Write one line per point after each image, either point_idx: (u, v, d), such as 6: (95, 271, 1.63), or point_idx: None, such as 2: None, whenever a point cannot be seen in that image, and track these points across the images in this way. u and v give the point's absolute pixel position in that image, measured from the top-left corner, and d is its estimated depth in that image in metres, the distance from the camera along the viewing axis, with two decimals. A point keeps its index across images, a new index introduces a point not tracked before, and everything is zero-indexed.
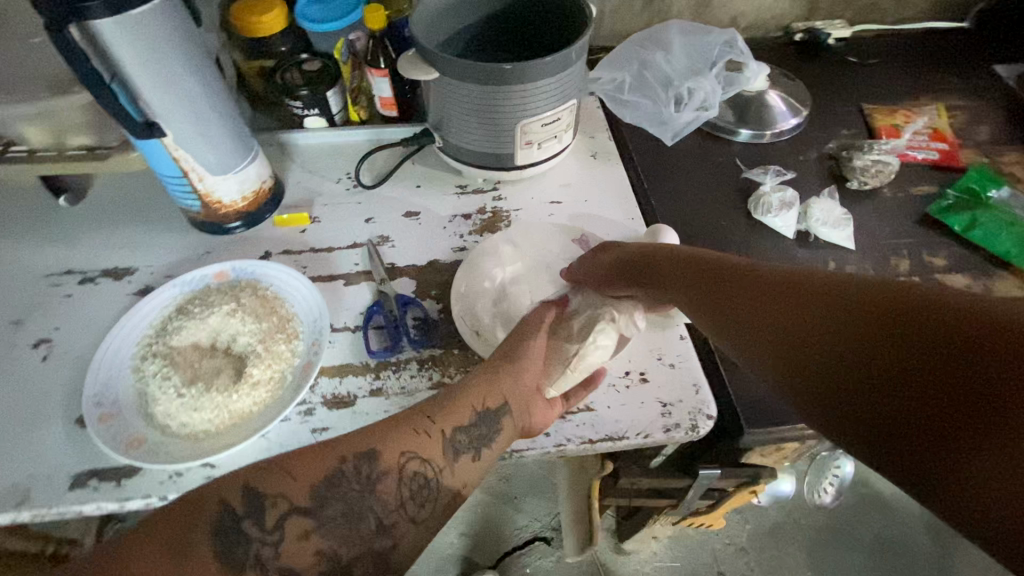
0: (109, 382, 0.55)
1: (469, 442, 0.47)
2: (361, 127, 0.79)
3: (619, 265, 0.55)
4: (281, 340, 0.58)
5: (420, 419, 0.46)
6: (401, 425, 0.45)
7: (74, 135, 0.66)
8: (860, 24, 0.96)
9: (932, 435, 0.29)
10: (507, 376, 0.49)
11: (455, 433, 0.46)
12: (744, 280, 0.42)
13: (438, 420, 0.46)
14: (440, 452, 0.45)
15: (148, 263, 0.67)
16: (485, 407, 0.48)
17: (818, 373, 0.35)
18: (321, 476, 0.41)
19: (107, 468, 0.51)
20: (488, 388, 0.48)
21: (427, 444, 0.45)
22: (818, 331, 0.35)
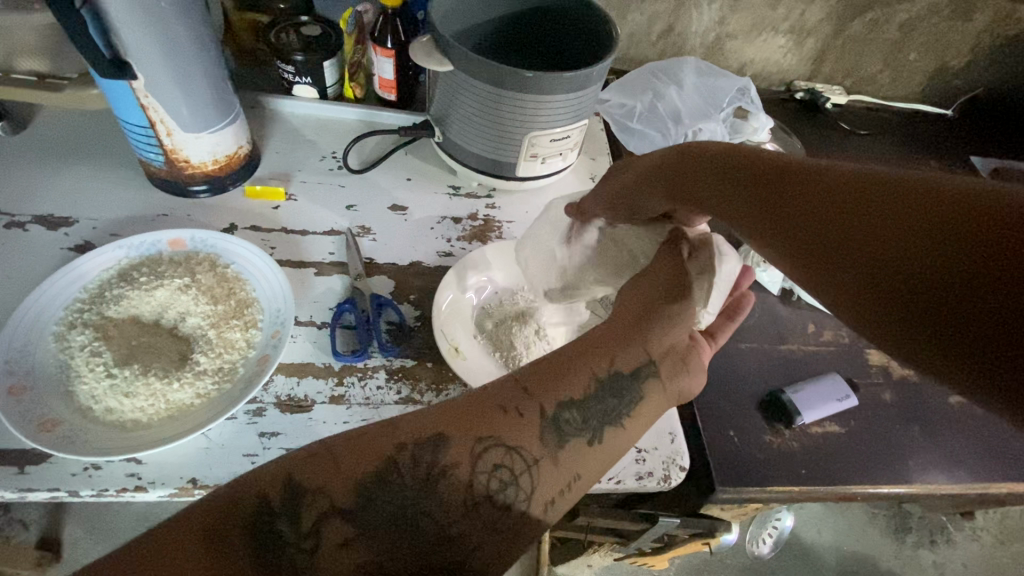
0: (25, 348, 0.47)
1: (580, 422, 0.41)
2: (354, 105, 0.74)
3: (628, 189, 0.50)
4: (237, 327, 0.52)
5: (510, 397, 0.40)
6: (476, 408, 0.39)
7: (25, 58, 0.57)
8: (855, 94, 0.99)
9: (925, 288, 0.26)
10: (652, 334, 0.46)
11: (558, 411, 0.41)
12: (743, 173, 0.39)
13: (538, 396, 0.41)
14: (538, 437, 0.39)
15: (93, 216, 0.59)
16: (608, 372, 0.44)
17: (820, 251, 0.31)
18: (372, 469, 0.35)
19: (10, 451, 0.44)
20: (620, 351, 0.45)
21: (521, 425, 0.39)
22: (820, 211, 0.32)
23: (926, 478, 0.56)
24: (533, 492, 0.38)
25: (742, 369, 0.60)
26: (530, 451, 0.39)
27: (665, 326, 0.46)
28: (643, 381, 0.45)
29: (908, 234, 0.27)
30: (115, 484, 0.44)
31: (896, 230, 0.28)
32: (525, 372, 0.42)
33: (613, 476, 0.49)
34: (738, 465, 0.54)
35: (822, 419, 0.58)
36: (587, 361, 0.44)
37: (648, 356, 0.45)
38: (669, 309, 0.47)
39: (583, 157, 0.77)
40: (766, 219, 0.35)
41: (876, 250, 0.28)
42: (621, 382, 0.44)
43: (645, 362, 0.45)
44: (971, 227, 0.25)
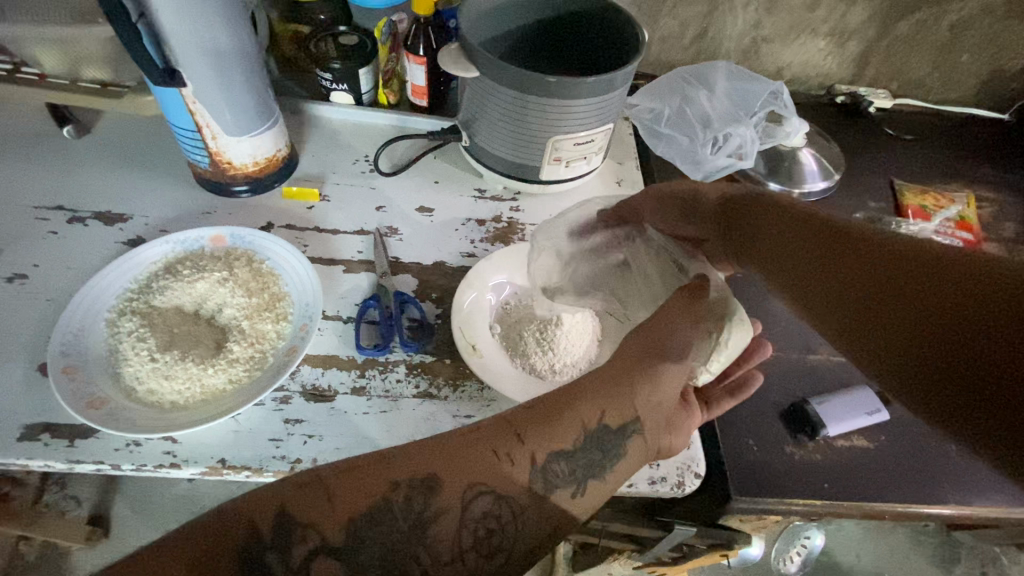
0: (80, 332, 0.52)
1: (567, 473, 0.43)
2: (387, 110, 0.77)
3: (686, 200, 0.54)
4: (268, 319, 0.55)
5: (503, 442, 0.42)
6: (472, 451, 0.41)
7: (90, 67, 0.63)
8: (901, 98, 0.95)
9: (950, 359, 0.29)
10: (642, 384, 0.47)
11: (548, 462, 0.42)
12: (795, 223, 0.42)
13: (529, 444, 0.42)
14: (524, 486, 0.41)
15: (145, 213, 0.64)
16: (597, 426, 0.45)
17: (853, 311, 0.34)
18: (366, 501, 0.37)
19: (62, 425, 0.48)
20: (611, 404, 0.45)
21: (511, 473, 0.41)
22: (854, 274, 0.35)
23: (961, 499, 0.53)
24: (515, 541, 0.40)
25: (765, 378, 0.59)
26: (516, 500, 0.40)
27: (654, 378, 0.47)
28: (629, 437, 0.45)
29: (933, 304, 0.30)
30: (153, 460, 0.47)
31: (915, 299, 0.31)
32: (520, 415, 0.43)
33: None
34: (755, 477, 0.53)
35: (848, 433, 0.56)
36: (580, 411, 0.45)
37: (636, 414, 0.46)
38: (665, 361, 0.48)
39: (610, 161, 0.77)
40: (811, 270, 0.38)
41: (902, 311, 0.32)
42: (607, 437, 0.44)
43: (633, 419, 0.46)
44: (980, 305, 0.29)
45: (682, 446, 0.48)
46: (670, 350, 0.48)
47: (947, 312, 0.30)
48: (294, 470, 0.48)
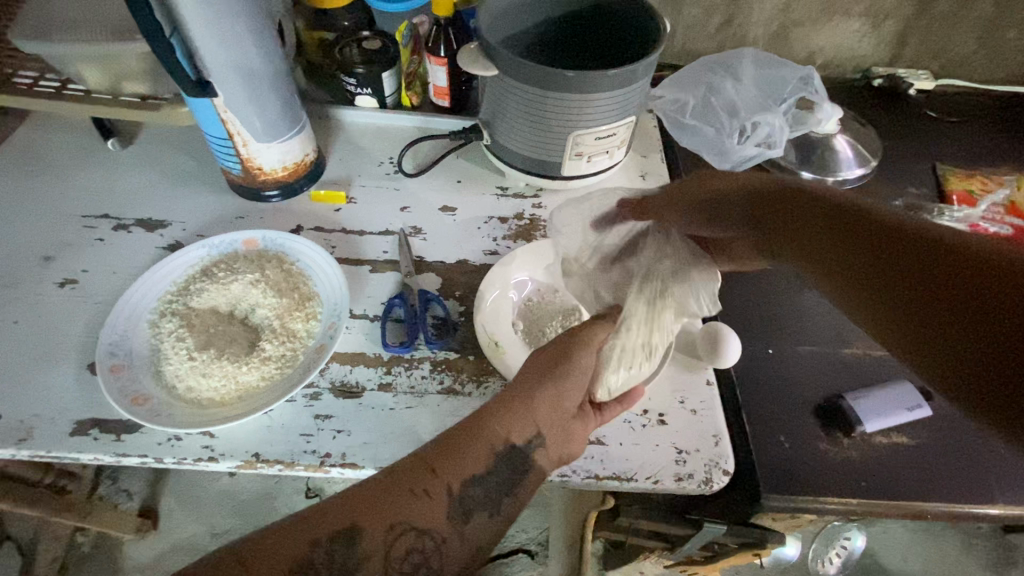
0: (125, 333, 0.55)
1: (483, 498, 0.43)
2: (410, 112, 0.78)
3: (712, 196, 0.52)
4: (298, 318, 0.57)
5: (418, 477, 0.42)
6: (386, 492, 0.41)
7: (131, 82, 0.67)
8: (944, 78, 0.90)
9: (983, 340, 0.30)
10: (542, 398, 0.46)
11: (463, 488, 0.43)
12: (820, 215, 0.42)
13: (443, 475, 0.42)
14: (443, 517, 0.41)
15: (183, 219, 0.67)
16: (506, 446, 0.44)
17: (890, 294, 0.35)
18: (299, 555, 0.37)
19: (110, 420, 0.51)
20: (513, 426, 0.45)
21: (429, 507, 0.41)
22: (893, 259, 0.36)
23: (1012, 499, 0.50)
24: (442, 568, 0.41)
25: (796, 373, 0.57)
26: (438, 531, 0.41)
27: (558, 393, 0.46)
28: (535, 453, 0.45)
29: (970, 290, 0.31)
30: (192, 454, 0.49)
31: (956, 285, 0.32)
32: (428, 450, 0.43)
33: (590, 471, 0.49)
34: (787, 474, 0.51)
35: (886, 429, 0.53)
36: (488, 435, 0.44)
37: (540, 430, 0.45)
38: (567, 378, 0.47)
39: (634, 155, 0.76)
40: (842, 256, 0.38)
41: (942, 297, 0.32)
42: (517, 457, 0.45)
43: (535, 435, 0.45)
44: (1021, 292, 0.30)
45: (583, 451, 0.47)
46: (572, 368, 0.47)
47: (989, 311, 0.30)
48: (323, 464, 0.49)
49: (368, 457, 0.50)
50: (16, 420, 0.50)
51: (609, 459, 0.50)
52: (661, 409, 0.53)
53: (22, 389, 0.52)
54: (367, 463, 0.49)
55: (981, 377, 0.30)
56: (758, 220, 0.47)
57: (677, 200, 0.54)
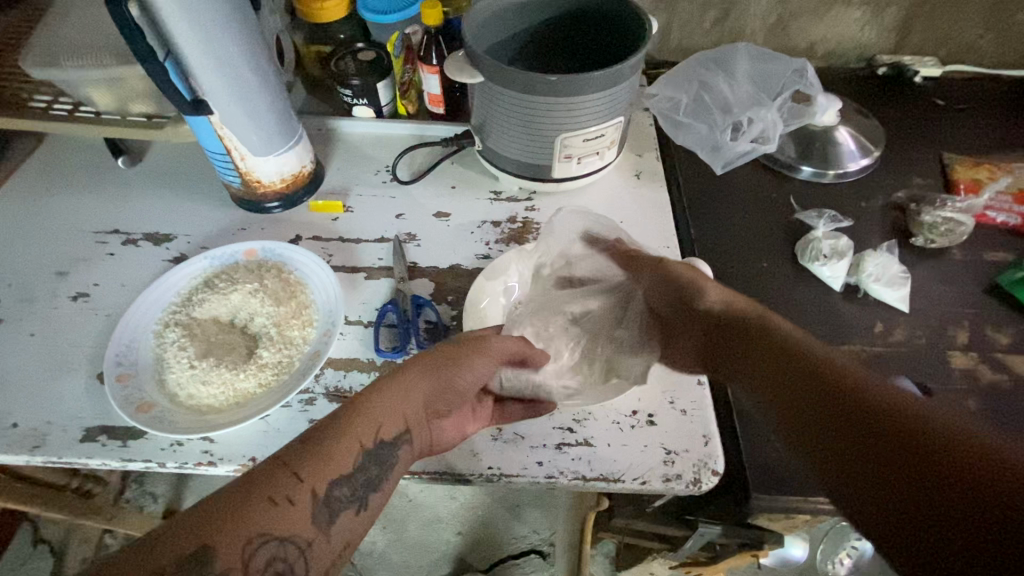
0: (132, 343, 0.57)
1: (350, 495, 0.41)
2: (406, 121, 0.80)
3: (671, 285, 0.54)
4: (295, 326, 0.58)
5: (279, 484, 0.38)
6: (235, 507, 0.36)
7: (137, 102, 0.70)
8: (954, 64, 0.88)
9: (895, 508, 0.29)
10: (416, 395, 0.46)
11: (329, 488, 0.40)
12: (749, 340, 0.45)
13: (309, 478, 0.39)
14: (309, 519, 0.38)
15: (187, 232, 0.69)
16: (376, 443, 0.43)
17: (855, 457, 0.31)
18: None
19: (117, 427, 0.53)
20: (385, 419, 0.44)
21: (291, 513, 0.37)
22: (828, 416, 0.34)
23: None
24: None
25: None
26: (302, 535, 0.38)
27: (438, 394, 0.47)
28: (402, 449, 0.44)
29: (872, 460, 0.31)
30: (193, 459, 0.51)
31: (885, 453, 0.30)
32: (288, 452, 0.40)
33: (576, 472, 0.50)
34: (779, 474, 0.50)
35: None
36: (357, 430, 0.42)
37: (412, 424, 0.45)
38: (450, 381, 0.48)
39: (628, 155, 0.76)
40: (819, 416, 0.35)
41: (905, 473, 0.29)
42: (385, 452, 0.43)
43: (404, 432, 0.44)
44: (935, 457, 0.29)
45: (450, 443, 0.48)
46: (456, 369, 0.48)
47: (903, 469, 0.29)
48: None
49: None
50: (31, 427, 0.53)
51: (596, 460, 0.50)
52: (651, 410, 0.53)
53: (37, 398, 0.55)
54: None
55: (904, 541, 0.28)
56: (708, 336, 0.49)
57: (659, 271, 0.55)
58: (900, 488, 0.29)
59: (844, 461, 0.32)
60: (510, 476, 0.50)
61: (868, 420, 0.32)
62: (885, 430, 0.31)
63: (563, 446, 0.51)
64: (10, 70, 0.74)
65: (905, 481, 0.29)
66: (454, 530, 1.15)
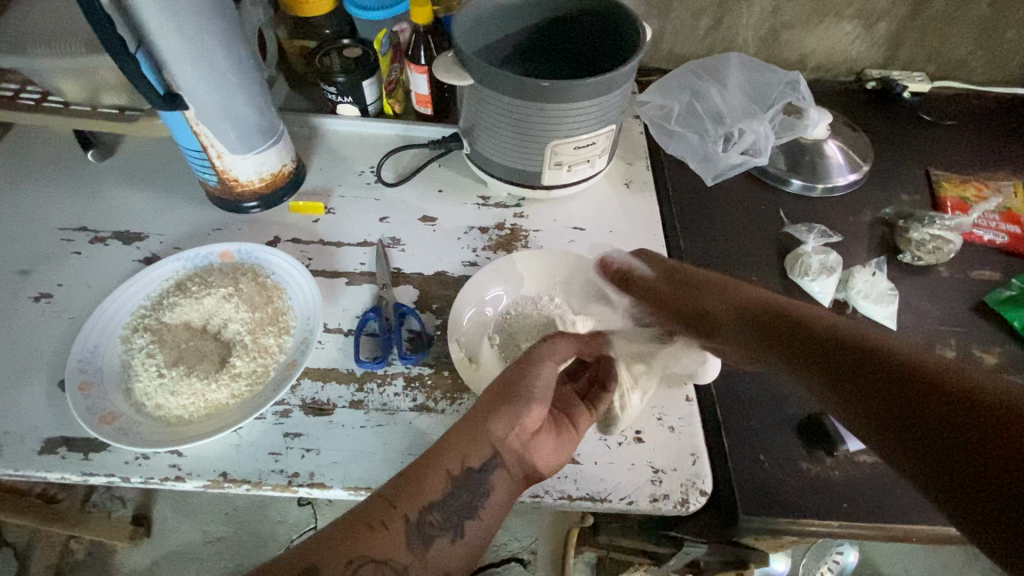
0: (96, 349, 0.54)
1: (443, 521, 0.43)
2: (392, 121, 0.77)
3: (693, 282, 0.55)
4: (271, 333, 0.56)
5: (377, 511, 0.41)
6: (339, 535, 0.40)
7: (108, 94, 0.67)
8: (940, 80, 0.88)
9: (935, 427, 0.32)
10: (500, 419, 0.45)
11: (422, 515, 0.42)
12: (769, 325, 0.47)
13: (401, 505, 0.42)
14: (403, 546, 0.41)
15: (160, 232, 0.66)
16: (462, 469, 0.44)
17: (899, 399, 0.35)
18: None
19: (78, 438, 0.50)
20: (470, 448, 0.44)
21: (386, 540, 0.40)
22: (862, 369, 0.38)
23: None
24: None
25: (778, 388, 0.56)
26: (398, 561, 0.40)
27: (513, 418, 0.45)
28: (493, 472, 0.44)
29: (908, 395, 0.34)
30: (160, 474, 0.49)
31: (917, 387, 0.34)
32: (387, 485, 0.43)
33: (561, 491, 0.48)
34: (766, 494, 0.50)
35: (870, 447, 0.52)
36: (447, 459, 0.44)
37: (497, 447, 0.45)
38: (522, 399, 0.46)
39: (619, 162, 0.75)
40: (853, 368, 0.38)
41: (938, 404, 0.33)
42: (474, 478, 0.44)
43: (492, 457, 0.44)
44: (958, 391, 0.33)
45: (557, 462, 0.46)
46: (531, 379, 0.48)
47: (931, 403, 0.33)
48: (292, 484, 0.49)
49: (336, 476, 0.49)
50: None
51: (581, 478, 0.49)
52: (638, 426, 0.52)
53: None
54: (335, 483, 0.49)
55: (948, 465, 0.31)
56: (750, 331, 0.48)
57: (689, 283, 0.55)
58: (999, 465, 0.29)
59: (937, 446, 0.32)
60: None
61: (940, 397, 0.33)
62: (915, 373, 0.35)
63: None
64: None
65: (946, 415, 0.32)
66: None
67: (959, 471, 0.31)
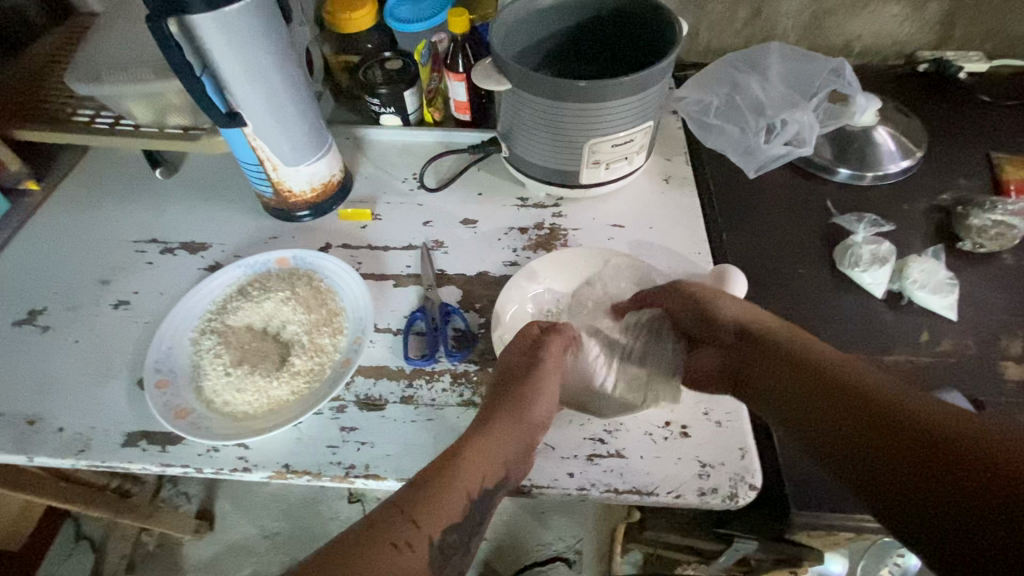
0: (169, 350, 0.59)
1: (459, 540, 0.44)
2: (431, 128, 0.80)
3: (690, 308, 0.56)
4: (326, 333, 0.59)
5: (395, 530, 0.41)
6: (364, 551, 0.39)
7: (174, 115, 0.72)
8: (999, 58, 0.84)
9: (877, 452, 0.37)
10: (505, 435, 0.48)
11: (443, 535, 0.42)
12: (746, 347, 0.50)
13: (425, 525, 0.42)
14: (427, 566, 0.41)
15: (222, 241, 0.71)
16: (479, 488, 0.46)
17: (849, 421, 0.39)
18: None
19: (156, 432, 0.55)
20: (484, 465, 0.46)
21: (411, 560, 0.40)
22: (818, 395, 0.42)
23: None
24: None
25: None
26: None
27: (519, 427, 0.49)
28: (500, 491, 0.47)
29: (858, 423, 0.39)
30: (229, 465, 0.52)
31: (863, 415, 0.39)
32: (406, 501, 0.43)
33: (606, 484, 0.49)
34: (820, 490, 0.49)
35: None
36: (457, 476, 0.45)
37: (506, 464, 0.47)
38: (522, 416, 0.50)
39: (657, 159, 0.75)
40: (811, 395, 0.43)
41: (883, 431, 0.37)
42: (486, 495, 0.46)
43: (503, 478, 0.47)
44: (898, 418, 0.37)
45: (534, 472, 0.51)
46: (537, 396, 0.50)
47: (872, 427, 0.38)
48: (348, 475, 0.51)
49: (390, 467, 0.51)
50: (75, 432, 0.55)
51: (626, 472, 0.49)
52: (683, 421, 0.52)
53: (79, 404, 0.57)
54: (389, 475, 0.51)
55: (881, 482, 0.36)
56: (737, 354, 0.51)
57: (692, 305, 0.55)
58: (930, 486, 0.33)
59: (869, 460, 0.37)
60: (540, 488, 0.49)
61: (881, 420, 0.38)
62: (865, 400, 0.39)
63: (594, 457, 0.50)
64: (54, 87, 0.78)
65: (883, 442, 0.37)
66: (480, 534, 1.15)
67: (888, 486, 0.35)
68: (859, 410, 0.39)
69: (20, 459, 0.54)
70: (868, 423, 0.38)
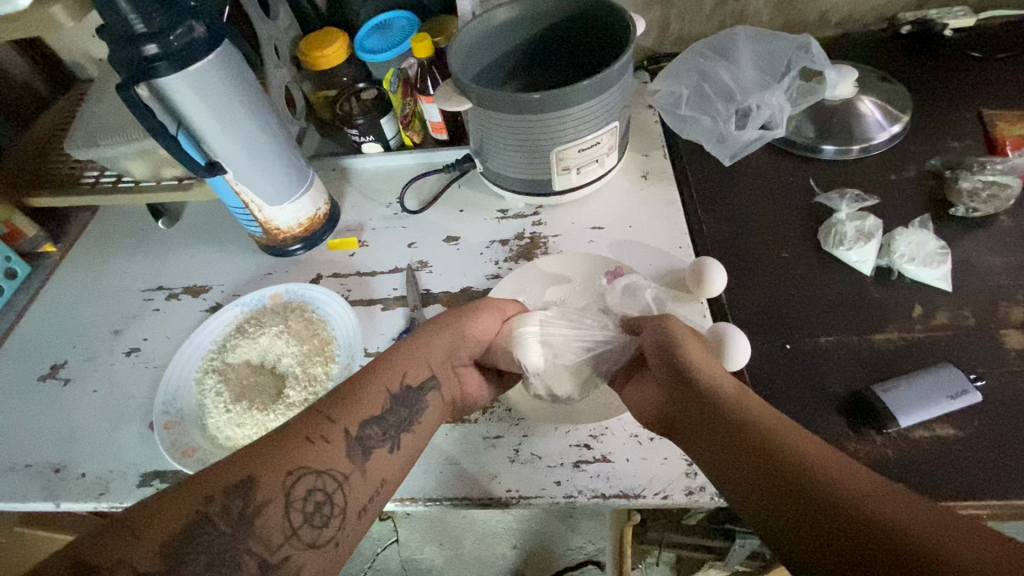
0: (176, 392, 0.62)
1: (381, 435, 0.46)
2: (411, 151, 0.82)
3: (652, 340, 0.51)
4: (318, 362, 0.62)
5: (315, 426, 0.44)
6: (283, 440, 0.43)
7: (167, 168, 0.76)
8: (988, 10, 0.80)
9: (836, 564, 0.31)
10: (437, 346, 0.53)
11: (361, 430, 0.46)
12: (681, 395, 0.45)
13: (340, 420, 0.45)
14: (345, 457, 0.44)
15: (221, 282, 0.74)
16: (402, 388, 0.49)
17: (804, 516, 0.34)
18: (179, 529, 0.37)
19: (168, 471, 0.58)
20: (408, 367, 0.50)
21: (326, 450, 0.43)
22: (766, 479, 0.36)
23: None
24: (347, 506, 0.43)
25: (819, 364, 0.53)
26: (339, 471, 0.43)
27: (452, 339, 0.53)
28: (427, 392, 0.51)
29: (814, 523, 0.33)
30: None
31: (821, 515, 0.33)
32: (328, 401, 0.46)
33: (593, 490, 0.49)
34: None
35: (928, 421, 0.49)
36: (381, 381, 0.49)
37: (431, 371, 0.51)
38: (454, 338, 0.54)
39: (634, 156, 0.74)
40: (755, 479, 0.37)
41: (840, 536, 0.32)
42: (412, 395, 0.50)
43: (430, 377, 0.51)
44: (857, 520, 0.32)
45: (471, 390, 0.55)
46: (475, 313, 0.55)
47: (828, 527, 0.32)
48: None
49: None
50: (96, 476, 0.59)
51: (613, 476, 0.50)
52: None
53: (99, 449, 0.61)
54: None
55: None
56: (674, 398, 0.45)
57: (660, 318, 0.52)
58: None
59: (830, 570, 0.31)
60: (529, 498, 0.50)
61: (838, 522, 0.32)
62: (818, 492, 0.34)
63: (580, 463, 0.51)
64: (60, 152, 0.83)
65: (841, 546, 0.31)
66: (509, 543, 1.16)
67: None
68: (813, 511, 0.34)
69: (50, 505, 0.58)
70: (825, 523, 0.33)
